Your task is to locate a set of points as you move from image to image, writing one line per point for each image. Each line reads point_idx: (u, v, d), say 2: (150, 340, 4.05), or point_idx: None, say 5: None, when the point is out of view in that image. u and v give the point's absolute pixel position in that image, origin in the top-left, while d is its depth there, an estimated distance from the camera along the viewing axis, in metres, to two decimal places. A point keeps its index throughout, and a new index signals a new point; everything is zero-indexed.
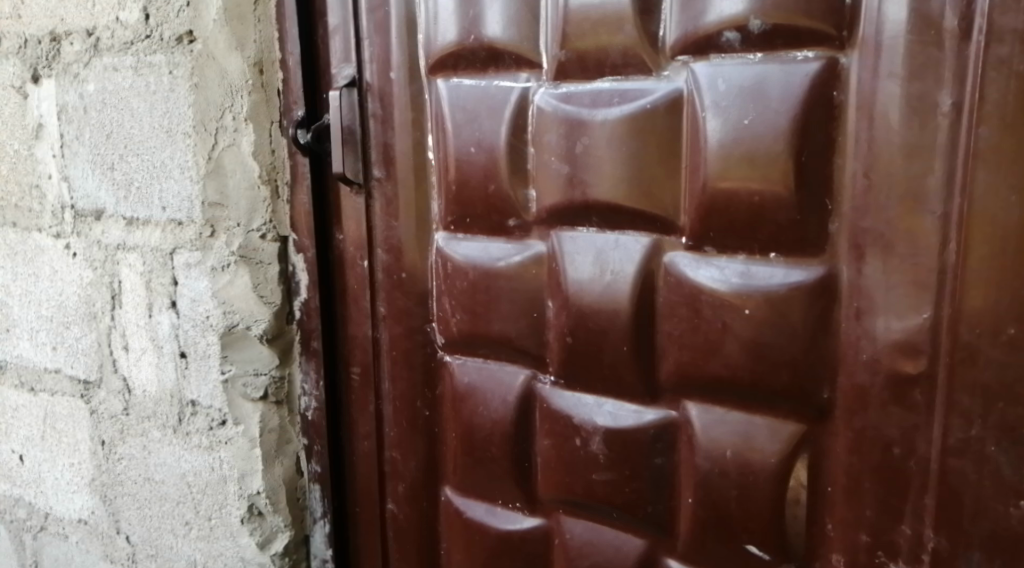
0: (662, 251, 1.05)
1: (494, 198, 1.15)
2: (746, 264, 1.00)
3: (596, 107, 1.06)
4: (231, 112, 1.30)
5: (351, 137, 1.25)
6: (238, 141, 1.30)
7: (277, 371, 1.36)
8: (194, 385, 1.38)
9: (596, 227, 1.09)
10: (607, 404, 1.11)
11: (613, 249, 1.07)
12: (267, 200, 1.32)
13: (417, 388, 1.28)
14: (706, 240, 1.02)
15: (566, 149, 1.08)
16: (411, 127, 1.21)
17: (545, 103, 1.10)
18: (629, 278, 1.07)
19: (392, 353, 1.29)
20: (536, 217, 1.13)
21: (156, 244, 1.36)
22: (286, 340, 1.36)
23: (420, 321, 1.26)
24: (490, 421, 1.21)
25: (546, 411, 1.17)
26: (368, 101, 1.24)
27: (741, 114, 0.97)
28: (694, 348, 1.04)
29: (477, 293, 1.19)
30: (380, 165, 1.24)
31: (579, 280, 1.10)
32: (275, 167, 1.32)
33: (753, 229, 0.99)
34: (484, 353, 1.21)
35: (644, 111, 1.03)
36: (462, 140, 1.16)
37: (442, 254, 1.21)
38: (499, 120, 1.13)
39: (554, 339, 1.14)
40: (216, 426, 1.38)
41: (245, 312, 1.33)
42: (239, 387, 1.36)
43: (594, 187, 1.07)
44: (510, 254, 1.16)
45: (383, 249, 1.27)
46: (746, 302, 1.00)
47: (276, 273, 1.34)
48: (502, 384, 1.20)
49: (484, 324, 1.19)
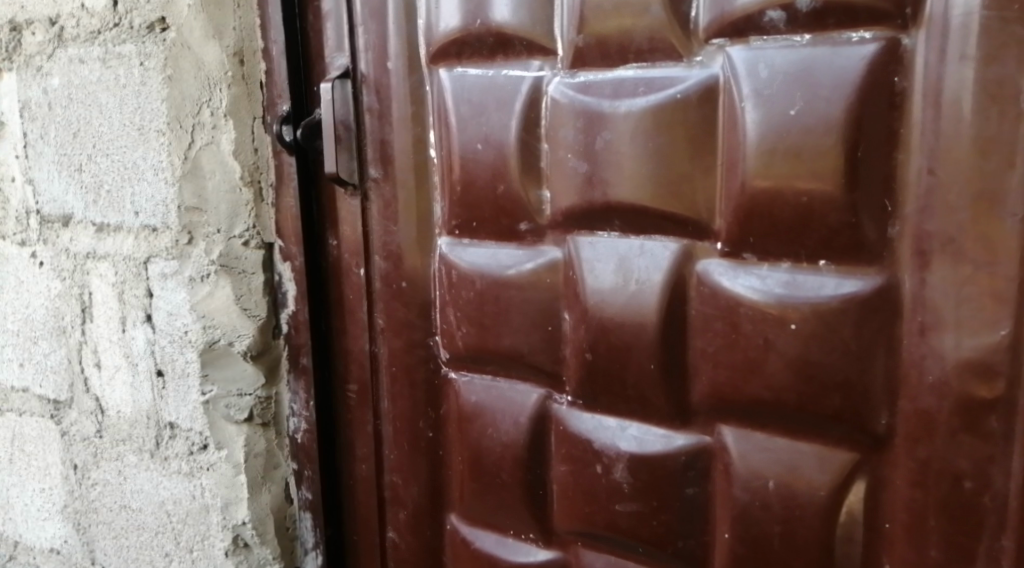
0: (693, 258, 0.95)
1: (505, 200, 1.05)
2: (791, 272, 0.89)
3: (618, 98, 0.95)
4: (209, 106, 1.18)
5: (345, 133, 1.13)
6: (217, 138, 1.18)
7: (263, 391, 1.25)
8: (172, 406, 1.26)
9: (618, 231, 0.99)
10: (631, 428, 1.02)
11: (637, 255, 0.97)
12: (249, 203, 1.20)
13: (419, 408, 1.17)
14: (745, 245, 0.91)
15: (585, 145, 0.98)
16: (411, 122, 1.10)
17: (561, 94, 0.99)
18: (655, 288, 0.96)
19: (390, 370, 1.18)
20: (551, 220, 1.03)
21: (128, 252, 1.24)
22: (273, 356, 1.25)
23: (421, 334, 1.15)
24: (501, 446, 1.11)
25: (563, 435, 1.07)
26: (363, 93, 1.12)
27: (786, 104, 0.86)
28: (732, 367, 0.94)
29: (485, 304, 1.08)
30: (377, 164, 1.13)
31: (599, 288, 1.00)
32: (258, 167, 1.20)
33: (799, 234, 0.88)
34: (492, 370, 1.11)
35: (672, 102, 0.92)
36: (468, 136, 1.05)
37: (445, 262, 1.10)
38: (510, 114, 1.02)
39: (571, 355, 1.04)
40: (196, 451, 1.26)
41: (226, 327, 1.21)
42: (221, 408, 1.24)
43: (615, 187, 0.97)
44: (521, 261, 1.05)
45: (380, 255, 1.15)
46: (792, 316, 0.89)
47: (260, 283, 1.22)
48: (513, 404, 1.10)
49: (494, 338, 1.09)
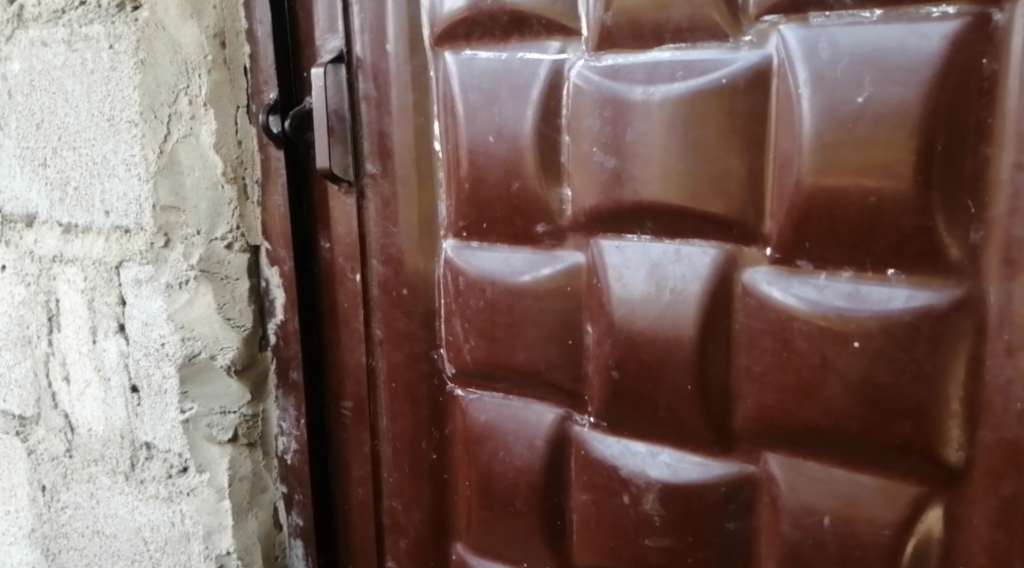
0: (738, 266, 0.85)
1: (519, 198, 0.94)
2: (854, 282, 0.80)
3: (651, 84, 0.85)
4: (187, 94, 1.06)
5: (338, 124, 1.02)
6: (196, 130, 1.07)
7: (249, 409, 1.13)
8: (148, 425, 1.14)
9: (651, 234, 0.88)
10: (662, 454, 0.92)
11: (672, 263, 0.87)
12: (232, 202, 1.08)
13: (422, 428, 1.05)
14: (800, 251, 0.81)
15: (612, 137, 0.88)
16: (412, 112, 0.98)
17: (585, 80, 0.88)
18: (692, 299, 0.86)
19: (389, 386, 1.06)
20: (572, 222, 0.92)
21: (99, 256, 1.12)
22: (259, 370, 1.13)
23: (425, 347, 1.03)
24: (513, 471, 1.00)
25: (584, 460, 0.96)
26: (359, 79, 1.00)
27: (853, 90, 0.77)
28: (784, 390, 0.84)
29: (497, 316, 0.97)
30: (375, 158, 1.01)
31: (627, 299, 0.90)
32: (242, 161, 1.08)
33: (866, 239, 0.78)
34: (504, 388, 1.00)
35: (716, 87, 0.82)
36: (478, 127, 0.94)
37: (451, 267, 0.99)
38: (526, 102, 0.91)
39: (594, 373, 0.93)
40: (175, 474, 1.15)
41: (208, 338, 1.09)
42: (203, 428, 1.12)
43: (646, 185, 0.87)
44: (537, 266, 0.94)
45: (378, 259, 1.04)
46: (856, 331, 0.80)
47: (245, 290, 1.10)
48: (528, 426, 0.99)
49: (506, 352, 0.98)
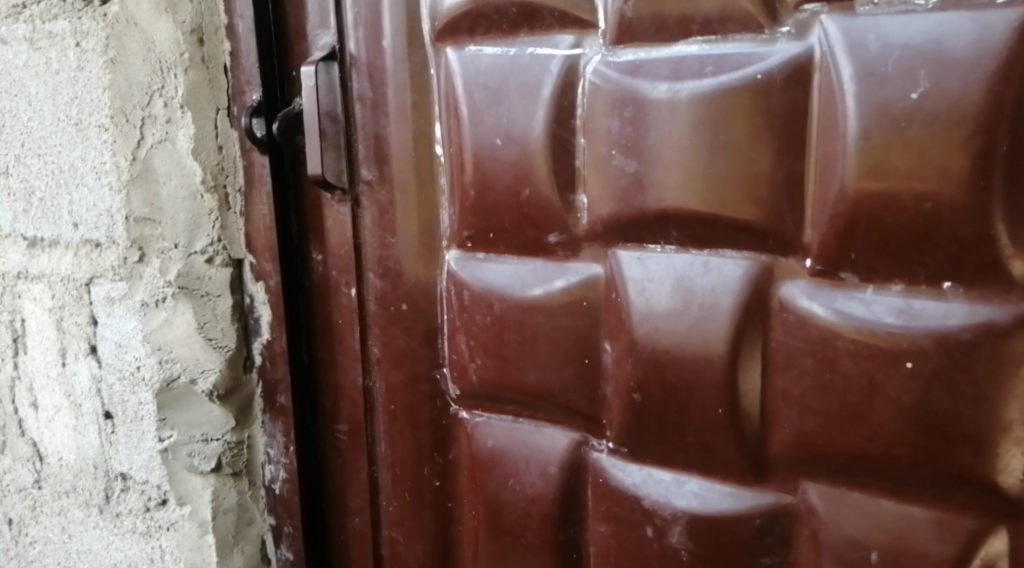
0: (775, 279, 0.77)
1: (530, 206, 0.86)
2: (905, 297, 0.73)
3: (677, 80, 0.77)
4: (161, 95, 0.97)
5: (330, 127, 0.93)
6: (172, 134, 0.98)
7: (233, 435, 1.04)
8: (123, 455, 1.05)
9: (676, 244, 0.81)
10: (689, 483, 0.84)
11: (701, 276, 0.80)
12: (213, 212, 1.00)
13: (423, 454, 0.97)
14: (845, 263, 0.74)
15: (634, 139, 0.80)
16: (411, 113, 0.90)
17: (603, 77, 0.81)
18: (723, 314, 0.79)
19: (387, 409, 0.98)
20: (589, 231, 0.84)
21: (67, 272, 1.03)
22: (244, 393, 1.04)
23: (426, 366, 0.95)
24: (525, 500, 0.92)
25: (603, 489, 0.88)
26: (352, 79, 0.92)
27: (906, 85, 0.70)
28: (827, 415, 0.77)
29: (506, 333, 0.89)
30: (371, 163, 0.93)
31: (650, 314, 0.82)
32: (223, 168, 1.00)
33: (920, 249, 0.71)
34: (513, 410, 0.92)
35: (750, 83, 0.75)
36: (483, 129, 0.86)
37: (455, 281, 0.91)
38: (536, 102, 0.84)
39: (613, 395, 0.86)
40: (154, 507, 1.05)
41: (188, 361, 1.01)
42: (183, 458, 1.03)
43: (671, 191, 0.79)
44: (550, 279, 0.87)
45: (375, 272, 0.96)
46: (908, 351, 0.73)
47: (228, 307, 1.02)
48: (540, 451, 0.91)
49: (516, 373, 0.90)
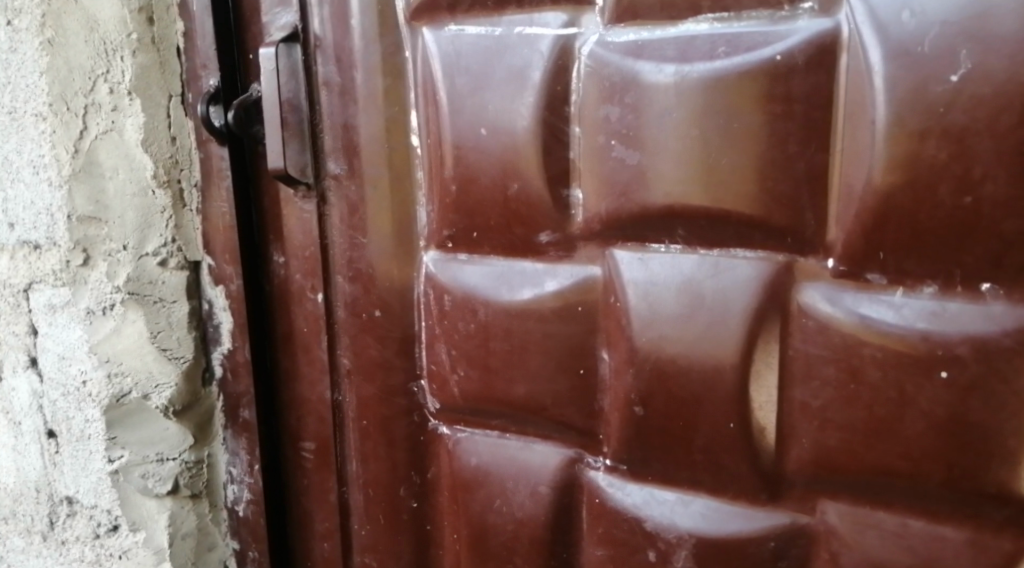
0: (794, 281, 0.70)
1: (518, 203, 0.78)
2: (938, 300, 0.66)
3: (685, 63, 0.70)
4: (106, 80, 0.88)
5: (292, 115, 0.84)
6: (119, 123, 0.88)
7: (191, 454, 0.95)
8: (69, 477, 0.96)
9: (682, 243, 0.73)
10: (696, 503, 0.77)
11: (710, 279, 0.72)
12: (166, 210, 0.90)
13: (400, 473, 0.89)
14: (872, 263, 0.68)
15: (636, 127, 0.73)
16: (383, 100, 0.82)
17: (601, 59, 0.73)
18: (735, 319, 0.72)
19: (359, 424, 0.90)
20: (585, 229, 0.77)
21: (3, 277, 0.94)
22: (203, 408, 0.96)
23: (402, 378, 0.87)
24: (513, 523, 0.84)
25: (599, 510, 0.81)
26: (317, 62, 0.83)
27: (945, 67, 0.63)
28: (850, 429, 0.70)
29: (492, 342, 0.81)
30: (339, 155, 0.84)
31: (653, 320, 0.74)
32: (177, 160, 0.90)
33: (956, 247, 0.65)
34: (499, 425, 0.84)
35: (768, 65, 0.68)
36: (465, 117, 0.78)
37: (435, 285, 0.83)
38: (525, 87, 0.76)
39: (611, 408, 0.78)
40: (104, 534, 0.97)
41: (139, 374, 0.92)
42: (135, 480, 0.94)
43: (677, 185, 0.72)
44: (541, 280, 0.79)
45: (344, 276, 0.87)
46: (942, 359, 0.66)
47: (184, 314, 0.93)
48: (529, 469, 0.83)
49: (503, 385, 0.82)
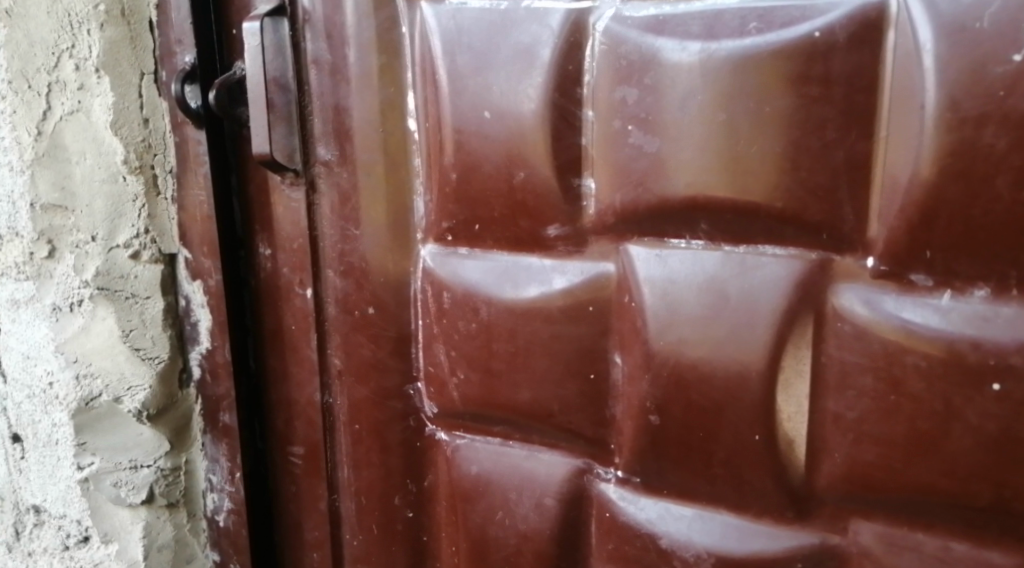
0: (830, 280, 0.64)
1: (524, 192, 0.71)
2: (990, 305, 0.60)
3: (713, 39, 0.63)
4: (72, 56, 0.80)
5: (279, 97, 0.77)
6: (86, 103, 0.81)
7: (167, 461, 0.88)
8: (35, 485, 0.90)
9: (706, 239, 0.67)
10: (717, 519, 0.70)
11: (734, 280, 0.66)
12: (138, 198, 0.83)
13: (393, 482, 0.83)
14: (918, 262, 0.61)
15: (656, 111, 0.66)
16: (377, 79, 0.75)
17: (618, 37, 0.66)
18: (764, 321, 0.66)
19: (350, 430, 0.83)
20: (598, 223, 0.70)
21: None
22: (180, 412, 0.88)
23: (396, 381, 0.81)
24: (515, 538, 0.78)
25: (609, 525, 0.74)
26: (305, 38, 0.76)
27: (1006, 44, 0.57)
28: (890, 444, 0.64)
29: (495, 343, 0.75)
30: (329, 139, 0.78)
31: (672, 322, 0.68)
32: (150, 144, 0.83)
33: (1014, 246, 0.59)
34: (502, 432, 0.78)
35: (806, 43, 0.61)
36: (467, 99, 0.71)
37: (432, 281, 0.77)
38: (533, 65, 0.69)
39: (624, 417, 0.72)
40: (74, 545, 0.90)
41: (110, 375, 0.85)
42: (107, 488, 0.88)
43: (701, 174, 0.65)
44: (548, 276, 0.72)
45: (335, 270, 0.80)
46: (995, 370, 0.60)
47: (159, 311, 0.85)
48: (534, 480, 0.77)
49: (507, 390, 0.76)
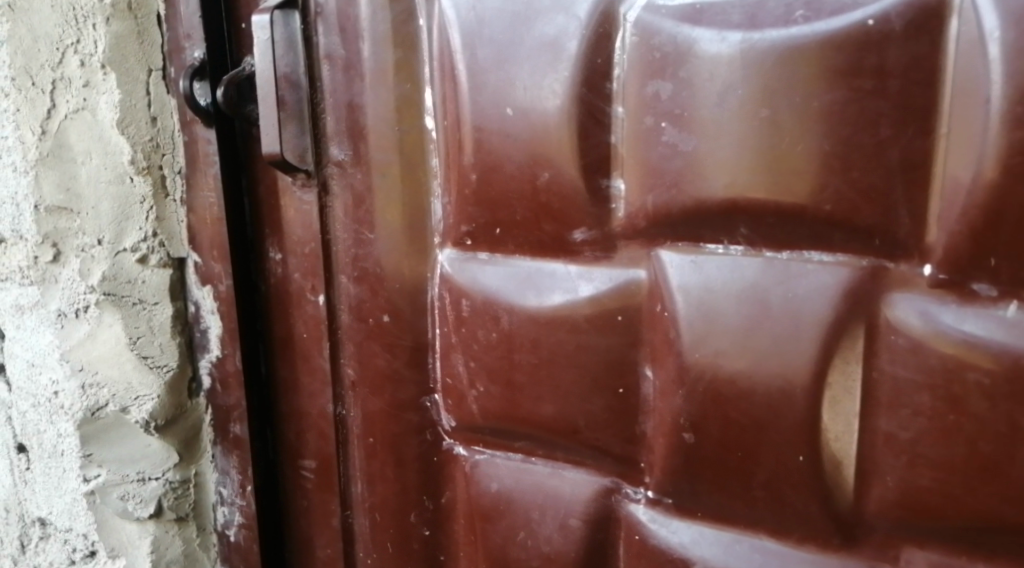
0: (881, 290, 0.59)
1: (549, 194, 0.67)
2: None
3: (755, 29, 0.59)
4: (77, 52, 0.77)
5: (289, 93, 0.73)
6: (91, 101, 0.77)
7: (176, 473, 0.84)
8: (41, 497, 0.87)
9: (745, 244, 0.62)
10: (755, 545, 0.65)
11: (777, 289, 0.61)
12: (145, 200, 0.79)
13: (411, 499, 0.78)
14: (980, 270, 0.57)
15: (692, 107, 0.62)
16: (393, 75, 0.71)
17: (651, 27, 0.62)
18: (809, 332, 0.61)
19: (365, 443, 0.79)
20: (628, 226, 0.66)
21: None
22: (189, 423, 0.85)
23: (413, 393, 0.76)
24: (539, 560, 0.74)
25: (640, 549, 0.70)
26: (317, 32, 0.72)
27: None
28: (946, 467, 0.59)
29: (518, 354, 0.70)
30: (342, 138, 0.73)
31: (709, 333, 0.63)
32: (158, 144, 0.79)
33: None
34: (524, 448, 0.74)
35: (858, 32, 0.56)
36: (488, 96, 0.67)
37: (451, 288, 0.72)
38: (559, 59, 0.64)
39: (656, 434, 0.67)
40: (80, 560, 0.87)
41: (117, 385, 0.81)
42: (114, 502, 0.84)
43: (740, 175, 0.61)
44: (574, 283, 0.68)
45: (349, 275, 0.76)
46: None
47: (167, 318, 0.82)
48: (559, 499, 0.72)
49: (530, 404, 0.71)
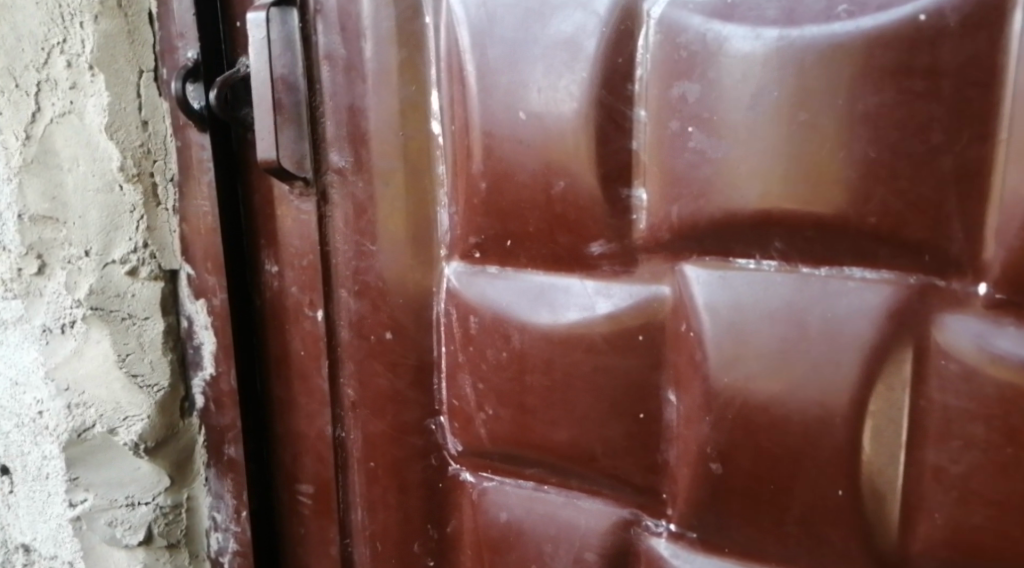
0: (928, 310, 0.55)
1: (564, 204, 0.62)
2: None
3: (792, 25, 0.54)
4: (63, 51, 0.72)
5: (286, 95, 0.69)
6: (78, 104, 0.73)
7: (167, 498, 0.79)
8: (25, 522, 0.82)
9: (779, 259, 0.57)
10: None
11: (814, 308, 0.56)
12: (135, 209, 0.74)
13: (414, 528, 0.74)
14: None
15: (721, 110, 0.57)
16: (398, 76, 0.66)
17: (677, 24, 0.57)
18: (850, 355, 0.56)
19: (365, 468, 0.74)
20: (650, 239, 0.61)
21: None
22: (181, 445, 0.80)
23: (417, 416, 0.71)
24: None
25: None
26: (316, 31, 0.68)
27: None
28: (1000, 502, 0.54)
29: (530, 376, 0.66)
30: (343, 144, 0.69)
31: (739, 355, 0.59)
32: (149, 149, 0.74)
33: None
34: (536, 475, 0.69)
35: (909, 27, 0.52)
36: (499, 98, 0.62)
37: (459, 305, 0.67)
38: (577, 58, 0.60)
39: (679, 463, 0.62)
40: None
41: (105, 405, 0.76)
42: (101, 528, 0.79)
43: (774, 185, 0.56)
44: (590, 300, 0.63)
45: (349, 290, 0.71)
46: None
47: (158, 334, 0.77)
48: (573, 531, 0.67)
49: (542, 429, 0.66)
